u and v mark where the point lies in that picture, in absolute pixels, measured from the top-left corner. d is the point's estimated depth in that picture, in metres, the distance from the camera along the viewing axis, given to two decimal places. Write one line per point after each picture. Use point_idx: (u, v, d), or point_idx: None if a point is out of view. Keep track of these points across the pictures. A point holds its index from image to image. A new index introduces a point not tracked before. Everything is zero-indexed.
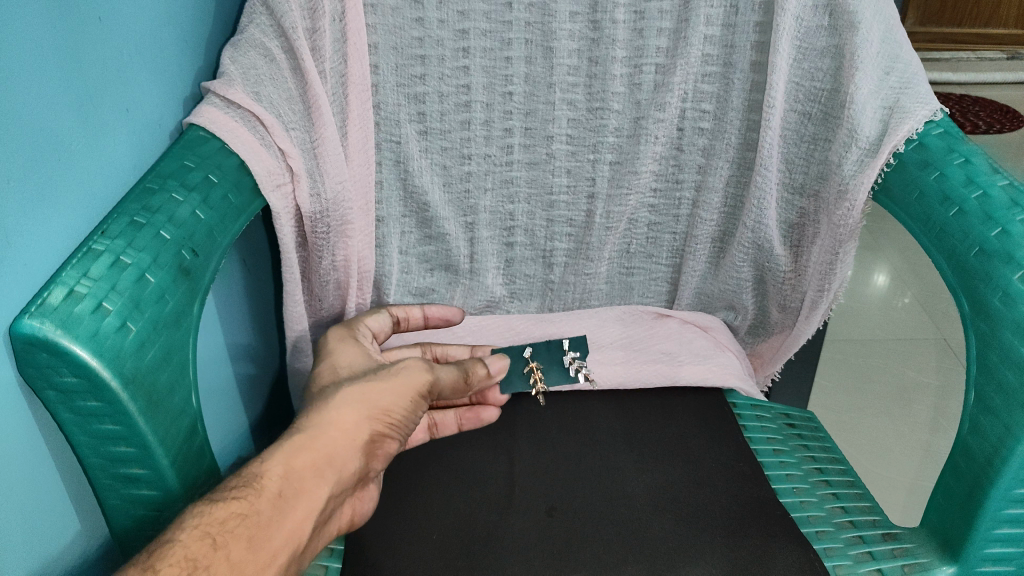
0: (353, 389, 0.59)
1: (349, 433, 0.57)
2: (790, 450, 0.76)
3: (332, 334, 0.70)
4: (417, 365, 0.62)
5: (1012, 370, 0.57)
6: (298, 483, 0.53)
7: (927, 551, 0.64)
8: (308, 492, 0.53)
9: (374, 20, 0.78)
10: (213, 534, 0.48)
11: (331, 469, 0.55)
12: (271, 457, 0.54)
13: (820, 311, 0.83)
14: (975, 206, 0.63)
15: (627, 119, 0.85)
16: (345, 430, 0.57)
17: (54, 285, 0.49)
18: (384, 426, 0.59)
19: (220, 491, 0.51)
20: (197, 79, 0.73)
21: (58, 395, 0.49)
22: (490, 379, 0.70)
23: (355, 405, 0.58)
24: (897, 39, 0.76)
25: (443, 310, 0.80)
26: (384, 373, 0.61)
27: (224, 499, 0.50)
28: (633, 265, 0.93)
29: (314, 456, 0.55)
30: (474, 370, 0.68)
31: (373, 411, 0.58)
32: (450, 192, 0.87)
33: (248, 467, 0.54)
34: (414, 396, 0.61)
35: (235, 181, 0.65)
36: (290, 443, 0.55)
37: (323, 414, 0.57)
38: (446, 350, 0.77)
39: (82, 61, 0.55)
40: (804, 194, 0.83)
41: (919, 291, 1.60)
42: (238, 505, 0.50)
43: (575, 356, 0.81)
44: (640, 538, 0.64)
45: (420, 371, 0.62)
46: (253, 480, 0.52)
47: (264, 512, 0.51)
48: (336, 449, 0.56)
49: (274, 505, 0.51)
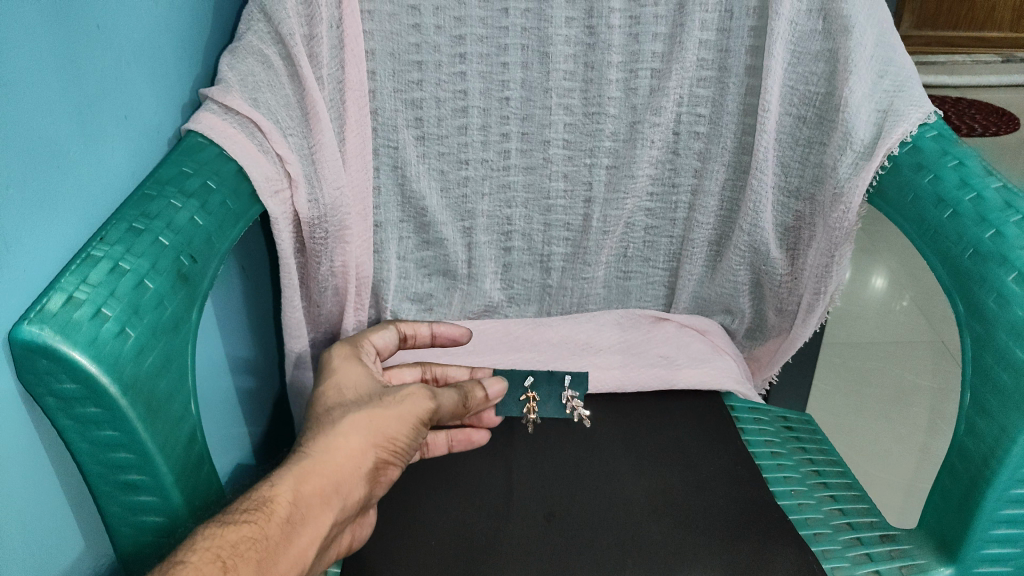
0: (361, 415, 0.58)
1: (356, 460, 0.56)
2: (788, 453, 0.76)
3: (335, 352, 0.67)
4: (422, 393, 0.61)
5: (1008, 371, 0.58)
6: (307, 508, 0.53)
7: (924, 551, 0.64)
8: (314, 518, 0.53)
9: (372, 27, 0.79)
10: (224, 557, 0.48)
11: (338, 496, 0.55)
12: (281, 481, 0.53)
13: (817, 313, 0.83)
14: (969, 208, 0.64)
15: (623, 124, 0.85)
16: (351, 456, 0.56)
17: (52, 292, 0.49)
18: (388, 453, 0.58)
19: (230, 513, 0.51)
20: (195, 86, 0.73)
21: (57, 401, 0.49)
22: (485, 403, 0.70)
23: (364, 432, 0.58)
24: (890, 43, 0.76)
25: (453, 331, 0.80)
26: (391, 400, 0.60)
27: (235, 522, 0.50)
28: (630, 269, 0.93)
29: (323, 482, 0.54)
30: (473, 393, 0.68)
31: (379, 439, 0.58)
32: (448, 198, 0.87)
33: (257, 488, 0.53)
34: (418, 423, 0.60)
35: (234, 187, 0.66)
36: (302, 467, 0.54)
37: (329, 439, 0.56)
38: (446, 371, 0.76)
39: (81, 70, 0.55)
40: (800, 197, 0.84)
41: (916, 293, 1.60)
42: (249, 529, 0.50)
43: (575, 397, 0.79)
44: (640, 542, 0.65)
45: (425, 398, 0.61)
46: (263, 503, 0.52)
47: (274, 536, 0.50)
48: (342, 475, 0.55)
49: (284, 529, 0.51)
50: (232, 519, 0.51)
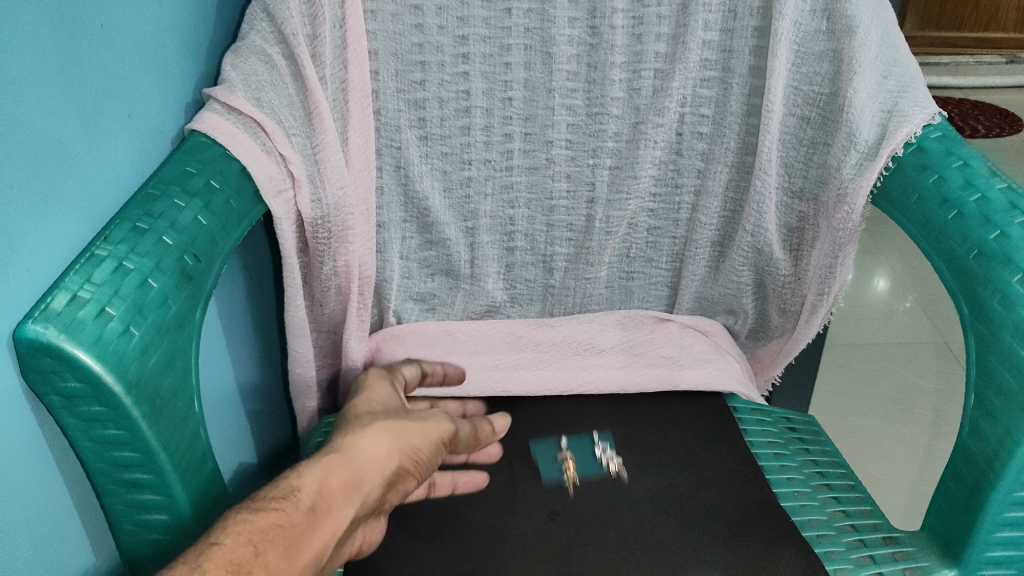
0: (388, 422, 0.59)
1: (379, 464, 0.56)
2: (791, 454, 0.76)
3: (369, 372, 0.70)
4: (444, 415, 0.62)
5: (1012, 372, 0.58)
6: (331, 502, 0.53)
7: (928, 555, 0.64)
8: (338, 512, 0.53)
9: (374, 27, 0.79)
10: (256, 541, 0.49)
11: (360, 494, 0.55)
12: (307, 472, 0.53)
13: (820, 314, 0.83)
14: (974, 209, 0.64)
15: (626, 124, 0.85)
16: (375, 458, 0.56)
17: (56, 291, 0.49)
18: (411, 462, 0.58)
19: (261, 501, 0.52)
20: (198, 85, 0.73)
21: (61, 400, 0.49)
22: (493, 438, 0.72)
23: (390, 437, 0.58)
24: (895, 44, 0.76)
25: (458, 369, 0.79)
26: (416, 415, 0.61)
27: (264, 510, 0.50)
28: (633, 269, 0.93)
29: (349, 478, 0.54)
30: (483, 427, 0.70)
31: (403, 447, 0.58)
32: (450, 198, 0.87)
33: (287, 477, 0.53)
34: (441, 441, 0.61)
35: (237, 186, 0.66)
36: (329, 461, 0.54)
37: (356, 438, 0.57)
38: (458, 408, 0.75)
39: (85, 69, 0.56)
40: (803, 198, 0.83)
41: (919, 294, 1.60)
42: (276, 517, 0.50)
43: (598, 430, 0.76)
44: (643, 543, 0.64)
45: (447, 421, 0.62)
46: (290, 493, 0.52)
47: (299, 525, 0.50)
48: (367, 475, 0.55)
49: (308, 520, 0.51)
50: (261, 507, 0.51)
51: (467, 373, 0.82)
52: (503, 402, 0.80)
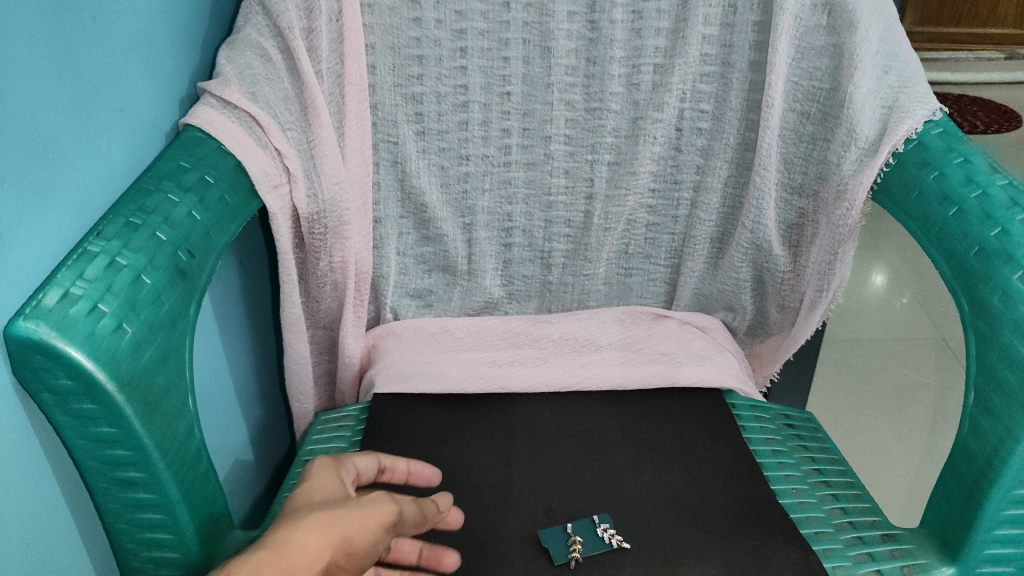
0: (318, 514, 0.49)
1: (310, 560, 0.47)
2: (789, 450, 0.76)
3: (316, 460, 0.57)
4: (385, 498, 0.51)
5: (1012, 369, 0.57)
6: None
7: (926, 551, 0.64)
8: None
9: (371, 20, 0.78)
10: None
11: None
12: (237, 569, 0.46)
13: (819, 310, 0.83)
14: (974, 205, 0.63)
15: (625, 120, 0.84)
16: (306, 553, 0.47)
17: (48, 288, 0.49)
18: (348, 559, 0.48)
19: None
20: (193, 79, 0.72)
21: (53, 398, 0.49)
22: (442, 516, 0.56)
23: (323, 528, 0.48)
24: (895, 38, 0.76)
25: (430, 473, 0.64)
26: (351, 503, 0.50)
27: None
28: (631, 266, 0.92)
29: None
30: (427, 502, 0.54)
31: (339, 541, 0.48)
32: (447, 193, 0.87)
33: None
34: (383, 531, 0.49)
35: (232, 181, 0.65)
36: (258, 558, 0.46)
37: (286, 530, 0.48)
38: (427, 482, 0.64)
39: (77, 64, 0.55)
40: (803, 194, 0.83)
41: (917, 290, 1.59)
42: None
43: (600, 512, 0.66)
44: (641, 540, 0.64)
45: (385, 503, 0.51)
46: None
47: None
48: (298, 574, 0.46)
49: None
50: None
51: (464, 369, 0.82)
52: (501, 398, 0.80)
